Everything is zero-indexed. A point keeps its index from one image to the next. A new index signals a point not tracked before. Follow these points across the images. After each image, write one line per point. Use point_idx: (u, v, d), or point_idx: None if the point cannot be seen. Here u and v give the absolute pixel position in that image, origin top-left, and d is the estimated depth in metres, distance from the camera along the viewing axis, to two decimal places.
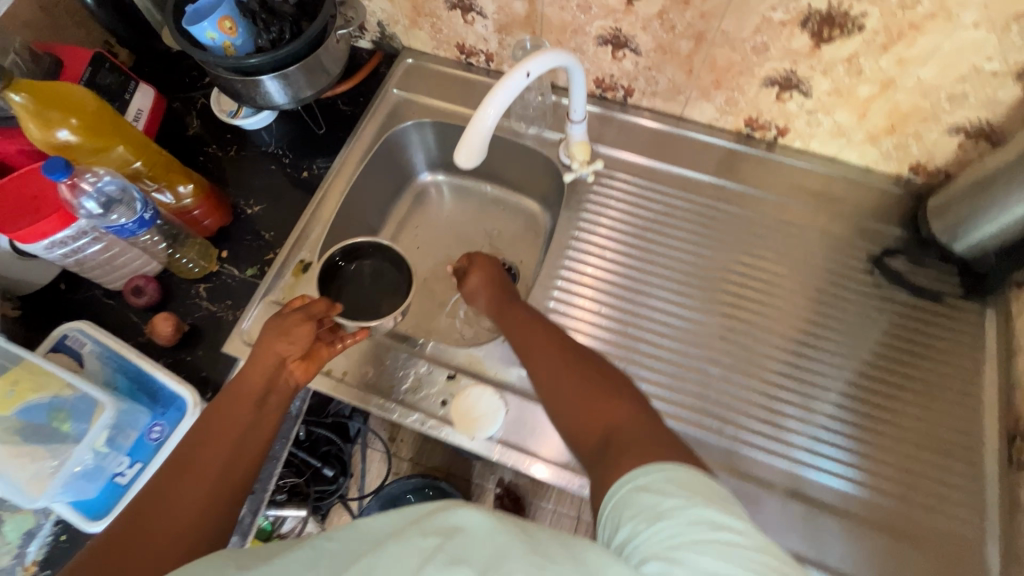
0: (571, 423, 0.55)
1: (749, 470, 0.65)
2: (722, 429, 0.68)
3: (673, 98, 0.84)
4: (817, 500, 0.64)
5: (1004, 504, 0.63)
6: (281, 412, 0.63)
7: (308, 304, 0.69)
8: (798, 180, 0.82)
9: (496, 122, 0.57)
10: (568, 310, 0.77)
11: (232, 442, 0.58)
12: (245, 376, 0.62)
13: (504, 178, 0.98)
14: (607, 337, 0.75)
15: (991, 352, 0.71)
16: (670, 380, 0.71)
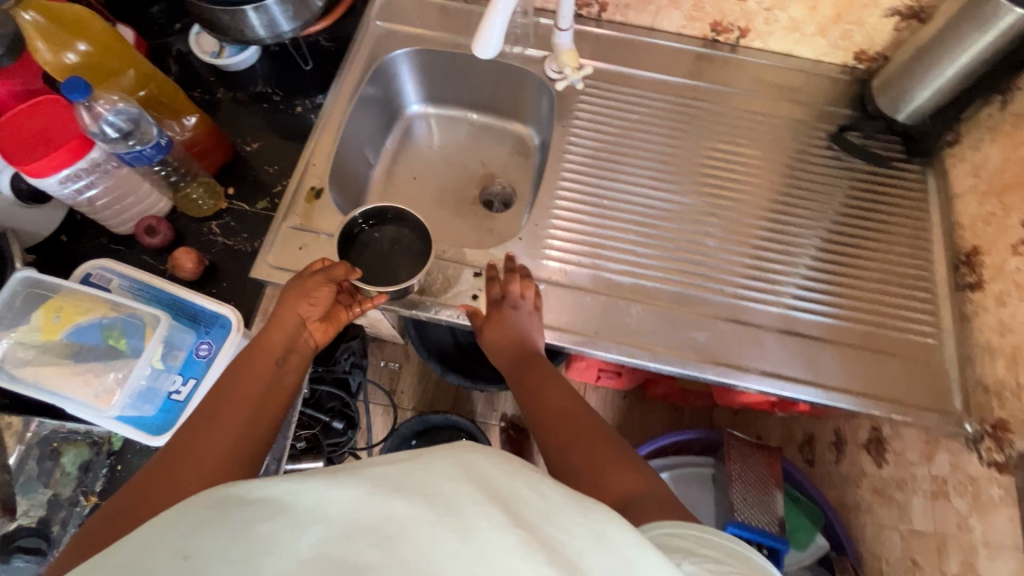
0: (585, 482, 0.59)
1: (748, 318, 0.76)
2: (710, 288, 0.78)
3: (644, 10, 0.91)
4: (807, 334, 0.76)
5: (955, 318, 0.76)
6: (299, 370, 0.67)
7: (326, 266, 0.70)
8: (760, 76, 0.92)
9: (508, 15, 0.61)
10: (559, 204, 0.84)
11: (257, 394, 0.62)
12: (268, 334, 0.66)
13: (490, 104, 1.02)
14: (595, 226, 0.82)
15: (933, 202, 0.84)
16: (655, 258, 0.80)
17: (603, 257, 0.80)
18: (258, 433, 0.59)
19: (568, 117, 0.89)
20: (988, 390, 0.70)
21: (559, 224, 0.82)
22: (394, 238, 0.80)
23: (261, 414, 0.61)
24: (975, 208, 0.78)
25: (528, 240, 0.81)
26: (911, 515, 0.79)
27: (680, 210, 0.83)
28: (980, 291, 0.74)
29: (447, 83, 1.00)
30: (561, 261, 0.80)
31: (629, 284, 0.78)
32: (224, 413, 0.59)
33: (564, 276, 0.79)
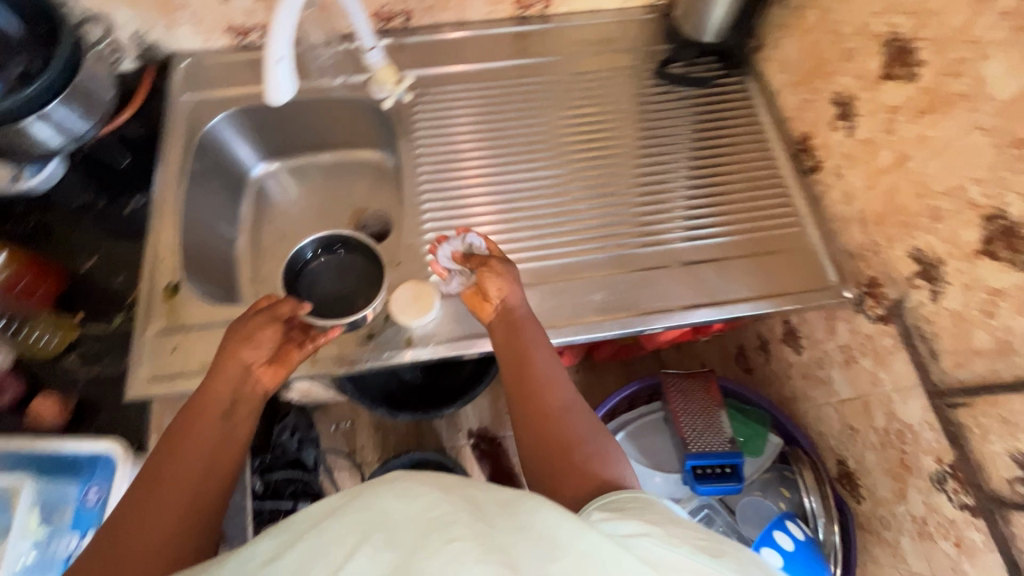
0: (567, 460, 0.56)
1: (653, 263, 0.79)
2: (626, 244, 0.80)
3: (447, 6, 0.91)
4: (690, 260, 0.79)
5: (809, 201, 0.82)
6: (250, 420, 0.62)
7: (274, 304, 0.68)
8: (576, 37, 0.96)
9: (290, 50, 0.57)
10: (470, 210, 0.83)
11: (202, 459, 0.57)
12: (210, 387, 0.61)
13: (334, 141, 1.00)
14: (510, 221, 0.82)
15: (758, 105, 0.90)
16: (570, 233, 0.81)
17: (529, 247, 0.80)
18: (203, 507, 0.54)
19: (446, 126, 0.89)
20: (854, 255, 0.76)
21: (477, 229, 0.81)
22: (344, 263, 0.86)
23: (205, 482, 0.55)
24: (793, 99, 0.84)
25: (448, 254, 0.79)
26: (836, 387, 0.85)
27: (558, 185, 0.85)
28: (821, 171, 0.80)
29: (283, 134, 0.96)
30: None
31: (558, 266, 0.79)
32: (172, 475, 0.55)
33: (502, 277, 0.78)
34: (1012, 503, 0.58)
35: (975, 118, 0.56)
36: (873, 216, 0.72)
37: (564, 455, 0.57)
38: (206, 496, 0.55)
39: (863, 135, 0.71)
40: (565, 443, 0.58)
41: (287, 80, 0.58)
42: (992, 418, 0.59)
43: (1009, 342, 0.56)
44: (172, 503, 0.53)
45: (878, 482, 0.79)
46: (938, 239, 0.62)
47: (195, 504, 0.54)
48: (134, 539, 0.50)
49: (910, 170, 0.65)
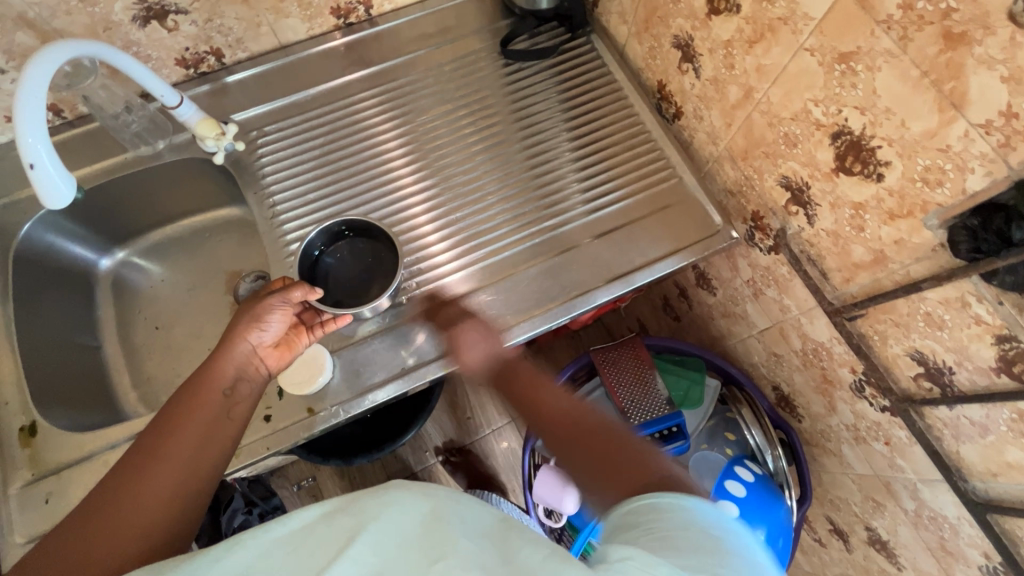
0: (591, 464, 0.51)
1: (573, 241, 0.77)
2: (552, 224, 0.78)
3: (258, 33, 0.82)
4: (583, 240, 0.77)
5: (681, 148, 0.81)
6: (249, 401, 0.60)
7: (286, 286, 0.65)
8: (410, 34, 0.89)
9: (49, 146, 0.51)
10: (395, 228, 0.77)
11: (199, 432, 0.54)
12: (216, 361, 0.58)
13: (182, 208, 0.90)
14: (440, 228, 0.77)
15: (610, 61, 0.87)
16: (502, 224, 0.78)
17: (469, 249, 0.76)
18: (197, 483, 0.51)
19: (327, 151, 0.82)
20: (733, 193, 0.75)
21: (414, 243, 0.76)
22: (359, 252, 0.75)
23: (201, 460, 0.52)
24: (640, 49, 0.81)
25: (385, 281, 0.74)
26: (753, 319, 0.86)
27: (459, 184, 0.80)
28: (684, 116, 0.79)
29: (119, 215, 0.85)
30: (443, 274, 0.74)
31: (480, 271, 0.75)
32: (166, 447, 0.51)
33: (454, 286, 0.74)
34: (921, 398, 0.60)
35: (798, 40, 0.55)
36: (738, 153, 0.71)
37: (593, 470, 0.50)
38: (201, 470, 0.52)
39: (709, 74, 0.70)
40: (602, 448, 0.52)
41: (62, 177, 0.52)
42: (886, 324, 0.60)
43: (882, 251, 0.57)
44: (171, 473, 0.49)
45: (811, 400, 0.81)
46: (799, 164, 0.62)
47: (185, 485, 0.50)
48: (129, 504, 0.46)
49: (758, 101, 0.64)
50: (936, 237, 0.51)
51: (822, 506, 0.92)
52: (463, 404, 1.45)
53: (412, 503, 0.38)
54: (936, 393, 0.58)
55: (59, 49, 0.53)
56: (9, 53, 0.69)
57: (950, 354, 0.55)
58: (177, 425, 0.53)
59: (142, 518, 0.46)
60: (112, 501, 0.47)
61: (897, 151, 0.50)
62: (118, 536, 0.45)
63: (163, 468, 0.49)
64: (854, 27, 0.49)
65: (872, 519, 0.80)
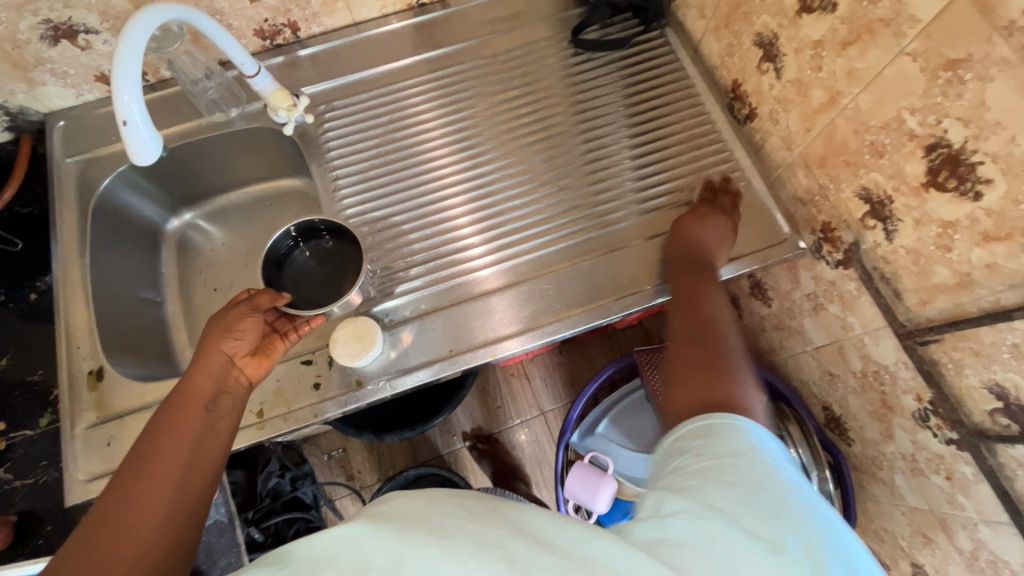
0: (676, 381, 0.55)
1: (623, 240, 0.76)
2: (602, 221, 0.76)
3: (334, 9, 0.83)
4: (635, 240, 0.75)
5: (751, 151, 0.78)
6: (233, 413, 0.59)
7: (252, 294, 0.67)
8: (481, 18, 0.88)
9: (143, 107, 0.53)
10: (445, 214, 0.77)
11: (188, 450, 0.53)
12: (193, 378, 0.58)
13: (246, 175, 0.92)
14: (490, 216, 0.77)
15: (682, 56, 0.84)
16: (552, 217, 0.77)
17: (517, 240, 0.76)
18: (192, 502, 0.50)
19: (387, 131, 0.82)
20: (803, 202, 0.72)
21: (460, 231, 0.76)
22: (327, 250, 0.80)
23: (194, 476, 0.51)
24: (717, 45, 0.78)
25: (432, 265, 0.75)
26: (809, 335, 0.83)
27: (513, 174, 0.80)
28: (757, 118, 0.76)
29: (188, 178, 0.88)
30: (487, 263, 0.74)
31: (528, 262, 0.75)
32: (154, 465, 0.50)
33: (499, 275, 0.74)
34: (995, 435, 0.56)
35: (900, 44, 0.52)
36: (814, 160, 0.68)
37: (685, 374, 0.55)
38: (194, 489, 0.50)
39: (792, 76, 0.66)
40: (702, 363, 0.55)
41: (150, 135, 0.54)
42: (964, 352, 0.57)
43: (969, 275, 0.53)
44: (161, 495, 0.48)
45: (865, 424, 0.78)
46: (883, 175, 0.59)
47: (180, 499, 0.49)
48: (119, 532, 0.44)
49: (844, 107, 0.60)
50: None
51: (864, 535, 0.88)
52: (494, 393, 1.45)
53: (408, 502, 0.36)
54: (1013, 431, 0.55)
55: (142, 24, 0.54)
56: (105, 15, 0.72)
57: None
58: (161, 449, 0.51)
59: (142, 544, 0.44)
60: (104, 533, 0.44)
61: (1003, 168, 0.46)
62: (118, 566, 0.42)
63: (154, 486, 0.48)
64: (969, 32, 0.45)
65: (919, 555, 0.76)
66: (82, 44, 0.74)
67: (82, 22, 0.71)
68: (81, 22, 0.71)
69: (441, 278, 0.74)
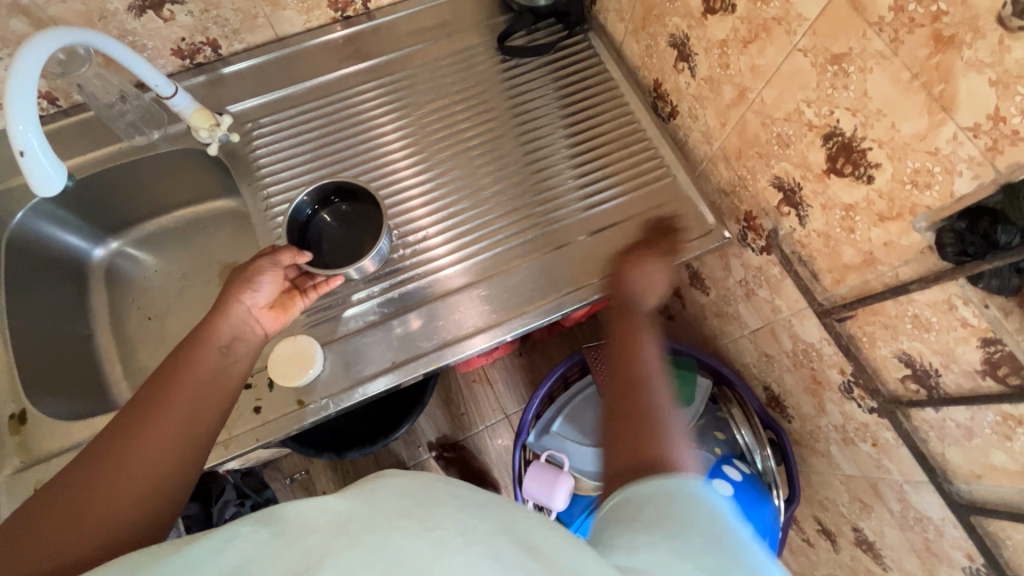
0: (625, 444, 0.49)
1: (566, 238, 0.77)
2: (545, 220, 0.78)
3: (255, 25, 0.82)
4: (577, 236, 0.77)
5: (676, 147, 0.81)
6: (246, 360, 0.61)
7: (275, 249, 0.68)
8: (408, 28, 0.89)
9: (39, 134, 0.50)
10: (388, 223, 0.77)
11: (198, 390, 0.54)
12: (212, 321, 0.60)
13: (176, 198, 0.89)
14: (435, 222, 0.77)
15: (607, 58, 0.87)
16: (496, 219, 0.78)
17: (463, 243, 0.76)
18: (193, 447, 0.51)
19: (322, 144, 0.82)
20: (727, 193, 0.75)
21: (404, 239, 0.76)
22: (347, 215, 0.77)
23: (201, 420, 0.53)
24: (637, 47, 0.81)
25: (377, 277, 0.74)
26: (745, 320, 0.86)
27: (455, 178, 0.80)
28: (679, 115, 0.78)
29: (113, 205, 0.85)
30: (432, 269, 0.74)
31: (475, 265, 0.75)
32: (164, 410, 0.50)
33: (445, 280, 0.74)
34: (908, 400, 0.60)
35: (792, 41, 0.55)
36: (732, 153, 0.71)
37: (626, 442, 0.49)
38: (198, 434, 0.52)
39: (704, 74, 0.69)
40: (632, 417, 0.52)
41: (52, 164, 0.52)
42: (874, 325, 0.60)
43: (871, 253, 0.57)
44: (171, 434, 0.50)
45: (801, 401, 0.81)
46: (791, 165, 0.62)
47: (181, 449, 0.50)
48: (117, 485, 0.44)
49: (752, 102, 0.64)
50: (925, 240, 0.51)
51: (811, 507, 0.92)
52: (457, 400, 1.45)
53: (401, 482, 0.37)
54: (922, 396, 0.59)
55: (38, 46, 0.52)
56: (4, 40, 0.68)
57: (937, 356, 0.55)
58: (174, 385, 0.53)
59: (143, 481, 0.46)
60: (110, 457, 0.46)
61: (887, 152, 0.50)
62: (117, 496, 0.44)
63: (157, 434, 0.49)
64: (847, 28, 0.49)
65: (859, 520, 0.81)
66: None
67: None
68: None
69: (388, 287, 0.74)
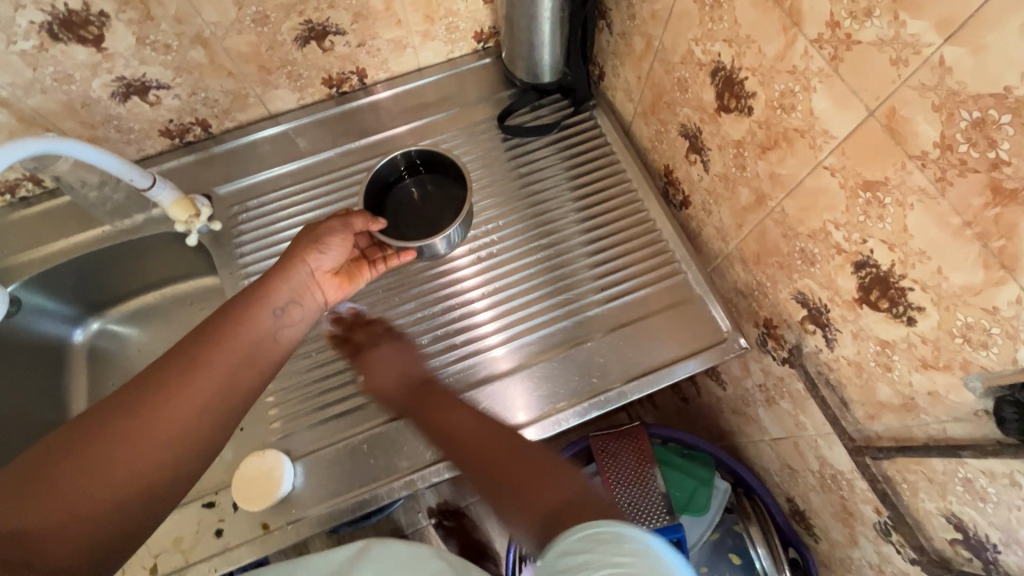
0: (504, 501, 0.47)
1: (606, 324, 0.70)
2: (589, 301, 0.71)
3: (246, 104, 0.78)
4: (628, 317, 0.70)
5: (687, 239, 0.74)
6: (303, 325, 0.56)
7: (351, 212, 0.63)
8: (406, 104, 0.84)
9: None
10: (418, 301, 0.72)
11: (241, 355, 0.50)
12: (273, 280, 0.55)
13: (163, 276, 0.86)
14: (486, 293, 0.72)
15: (615, 137, 0.80)
16: (539, 297, 0.71)
17: (515, 320, 0.70)
18: (206, 429, 0.46)
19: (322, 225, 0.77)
20: (744, 294, 0.68)
21: (456, 313, 0.71)
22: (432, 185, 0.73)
23: (241, 385, 0.49)
24: (646, 129, 0.75)
25: (425, 355, 0.69)
26: (766, 425, 0.78)
27: (487, 253, 0.74)
28: (691, 206, 0.72)
29: (96, 285, 0.82)
30: (485, 348, 0.69)
31: (532, 344, 0.69)
32: (207, 359, 0.48)
33: (488, 363, 0.68)
34: (959, 566, 0.51)
35: (818, 157, 0.48)
36: (750, 256, 0.64)
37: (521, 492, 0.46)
38: (226, 408, 0.47)
39: (718, 170, 0.63)
40: (515, 475, 0.48)
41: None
42: (917, 475, 0.52)
43: (912, 399, 0.49)
44: (204, 392, 0.46)
45: (829, 524, 0.72)
46: (817, 284, 0.54)
47: (205, 420, 0.46)
48: (126, 451, 0.42)
49: (771, 210, 0.57)
50: (980, 402, 0.43)
51: None
52: None
53: None
54: (976, 566, 0.50)
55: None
56: None
57: (995, 530, 0.46)
58: (215, 347, 0.49)
59: (144, 460, 0.42)
60: (117, 425, 0.42)
61: (932, 297, 0.42)
62: (114, 472, 0.41)
63: (188, 397, 0.45)
64: (882, 155, 0.42)
65: None
66: None
67: None
68: None
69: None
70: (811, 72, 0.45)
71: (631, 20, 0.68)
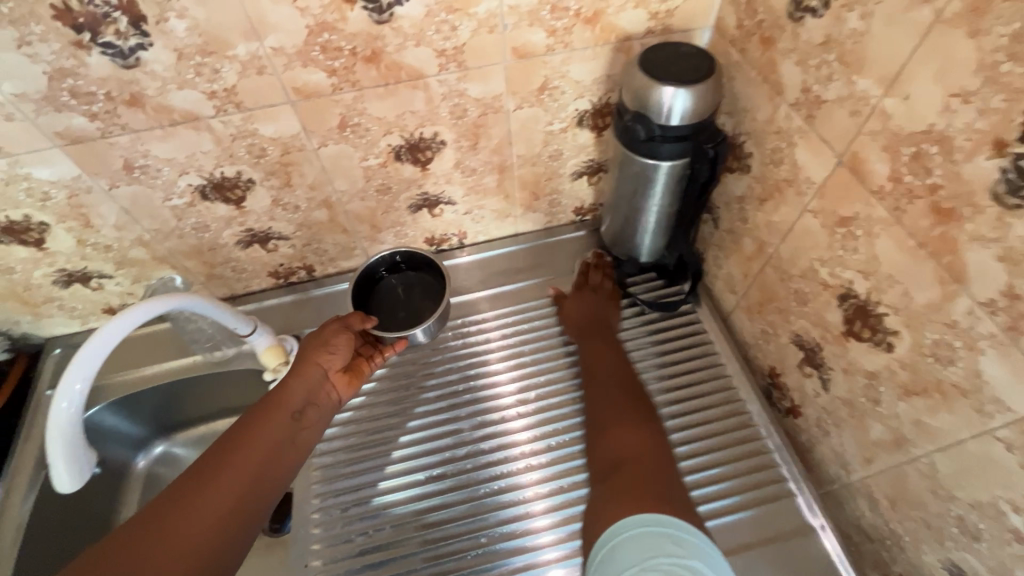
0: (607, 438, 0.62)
1: None
2: None
3: (351, 255, 0.81)
4: (720, 547, 0.60)
5: (796, 454, 0.66)
6: (316, 428, 0.58)
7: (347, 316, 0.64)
8: (500, 265, 0.85)
9: (78, 403, 0.51)
10: (479, 446, 0.69)
11: (267, 453, 0.52)
12: (287, 385, 0.57)
13: (235, 406, 0.85)
14: (552, 489, 0.65)
15: (711, 324, 0.77)
16: None
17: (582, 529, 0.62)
18: (240, 523, 0.47)
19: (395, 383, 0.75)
20: (872, 537, 0.58)
21: (516, 510, 0.64)
22: (409, 283, 0.74)
23: (265, 484, 0.51)
24: (749, 325, 0.71)
25: (479, 556, 0.62)
26: None
27: (563, 432, 0.69)
28: (801, 417, 0.65)
29: (172, 409, 0.82)
30: (545, 562, 0.61)
31: None
32: (234, 460, 0.50)
33: (547, 534, 0.63)
34: None
35: (986, 423, 0.42)
36: (881, 499, 0.55)
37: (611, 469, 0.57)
38: (251, 507, 0.48)
39: (842, 393, 0.57)
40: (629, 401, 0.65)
41: (78, 462, 0.53)
42: None
43: None
44: (232, 491, 0.48)
45: None
46: (984, 565, 0.45)
47: (232, 518, 0.46)
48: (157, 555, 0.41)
49: (915, 458, 0.49)
50: None
51: None
52: None
53: None
54: None
55: (92, 351, 0.51)
56: (121, 263, 0.71)
57: None
58: (236, 454, 0.50)
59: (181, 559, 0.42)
60: (145, 541, 0.42)
61: None
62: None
63: (217, 498, 0.47)
64: None
65: None
66: (93, 286, 0.73)
67: (96, 269, 0.71)
68: (95, 270, 0.71)
69: (455, 549, 0.62)
70: (976, 333, 0.40)
71: (741, 222, 0.67)
